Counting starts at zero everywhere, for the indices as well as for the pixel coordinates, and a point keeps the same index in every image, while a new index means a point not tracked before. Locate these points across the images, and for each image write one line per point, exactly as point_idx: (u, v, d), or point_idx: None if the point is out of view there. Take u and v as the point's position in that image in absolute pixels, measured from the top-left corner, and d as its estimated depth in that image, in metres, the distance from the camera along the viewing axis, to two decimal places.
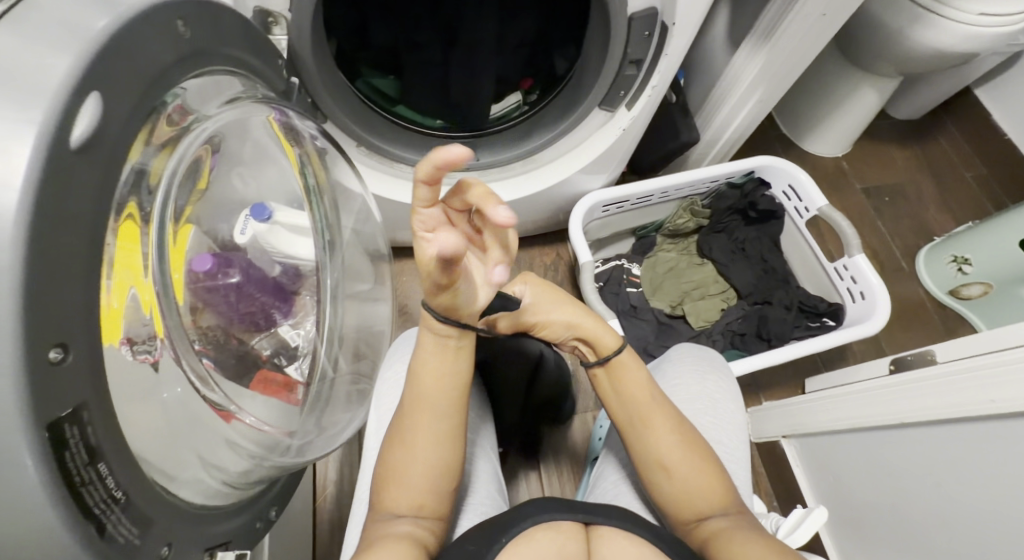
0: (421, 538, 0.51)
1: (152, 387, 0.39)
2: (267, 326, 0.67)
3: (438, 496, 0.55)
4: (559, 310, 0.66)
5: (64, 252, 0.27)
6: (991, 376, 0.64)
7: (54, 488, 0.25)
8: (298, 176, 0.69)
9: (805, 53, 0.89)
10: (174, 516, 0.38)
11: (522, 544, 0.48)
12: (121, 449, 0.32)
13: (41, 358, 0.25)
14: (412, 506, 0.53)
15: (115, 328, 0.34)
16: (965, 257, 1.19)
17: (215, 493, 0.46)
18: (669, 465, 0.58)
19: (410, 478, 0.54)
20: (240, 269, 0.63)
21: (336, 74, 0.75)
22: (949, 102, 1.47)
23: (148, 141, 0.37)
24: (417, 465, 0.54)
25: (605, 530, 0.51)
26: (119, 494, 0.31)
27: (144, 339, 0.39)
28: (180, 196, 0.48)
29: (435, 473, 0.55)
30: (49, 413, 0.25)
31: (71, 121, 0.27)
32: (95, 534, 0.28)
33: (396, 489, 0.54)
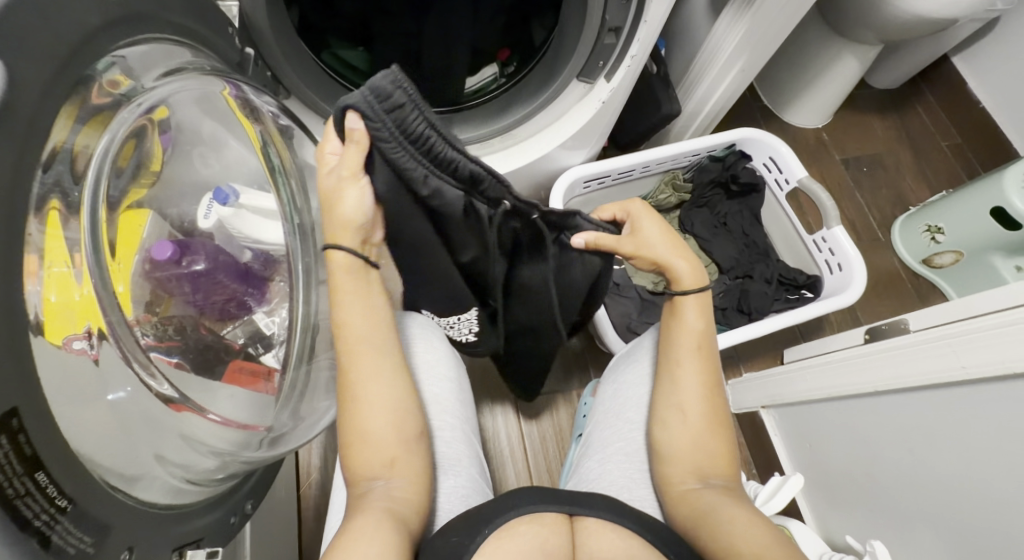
0: (402, 508, 0.49)
1: (97, 385, 0.36)
2: (239, 314, 0.64)
3: (405, 455, 0.53)
4: (652, 227, 0.62)
5: None
6: (958, 342, 0.65)
7: None
8: (259, 157, 0.65)
9: (789, 15, 0.85)
10: (135, 517, 0.36)
11: (506, 537, 0.47)
12: (64, 454, 0.30)
13: None
14: (384, 462, 0.52)
15: (54, 325, 0.32)
16: (938, 227, 1.19)
17: (180, 490, 0.44)
18: (689, 415, 0.58)
19: (376, 436, 0.52)
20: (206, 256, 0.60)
21: (297, 45, 0.71)
22: (927, 71, 1.46)
23: (76, 117, 0.34)
24: (374, 409, 0.53)
25: (590, 522, 0.50)
26: (64, 503, 0.29)
27: (80, 341, 0.36)
28: (117, 178, 0.44)
29: (395, 427, 0.54)
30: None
31: None
32: (39, 549, 0.26)
33: (359, 451, 0.52)
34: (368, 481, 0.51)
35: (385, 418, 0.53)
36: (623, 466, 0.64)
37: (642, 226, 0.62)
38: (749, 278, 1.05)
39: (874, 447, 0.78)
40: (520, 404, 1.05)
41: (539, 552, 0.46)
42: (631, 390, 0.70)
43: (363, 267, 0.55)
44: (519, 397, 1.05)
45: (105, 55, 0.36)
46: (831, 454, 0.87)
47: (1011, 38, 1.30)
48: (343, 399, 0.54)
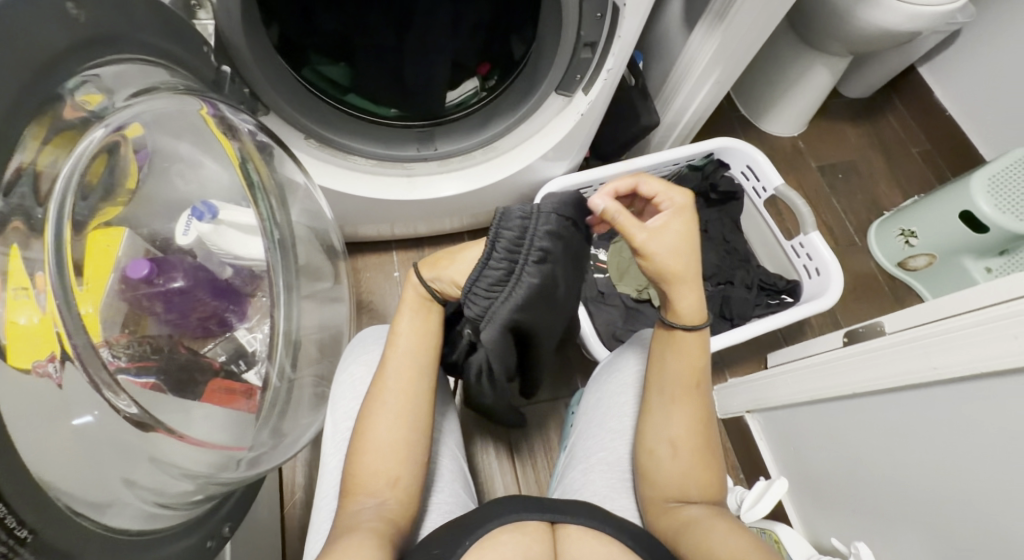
0: (389, 524, 0.49)
1: (61, 411, 0.36)
2: (221, 330, 0.64)
3: (406, 475, 0.53)
4: (677, 236, 0.59)
5: None
6: (933, 343, 0.66)
7: None
8: (237, 173, 0.65)
9: (760, 28, 0.88)
10: (104, 546, 0.35)
11: (487, 545, 0.47)
12: (25, 483, 0.29)
13: None
14: (387, 481, 0.52)
15: (12, 351, 0.31)
16: (912, 231, 1.22)
17: (151, 516, 0.43)
18: (681, 446, 0.59)
19: (372, 465, 0.53)
20: (184, 273, 0.60)
21: (277, 62, 0.71)
22: (896, 81, 1.50)
23: (43, 136, 0.34)
24: (388, 420, 0.54)
25: (573, 529, 0.50)
26: (24, 533, 0.28)
27: (45, 367, 0.35)
28: (86, 196, 0.44)
29: (403, 453, 0.54)
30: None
31: None
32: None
33: (361, 471, 0.53)
34: (353, 503, 0.51)
35: (383, 449, 0.53)
36: (607, 475, 0.64)
37: (670, 223, 0.59)
38: (731, 284, 1.07)
39: (856, 449, 0.79)
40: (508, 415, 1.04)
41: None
42: (612, 417, 0.69)
43: (424, 302, 0.60)
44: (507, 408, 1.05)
45: (75, 75, 0.36)
46: (816, 458, 0.87)
47: (974, 49, 1.35)
48: (362, 417, 0.55)
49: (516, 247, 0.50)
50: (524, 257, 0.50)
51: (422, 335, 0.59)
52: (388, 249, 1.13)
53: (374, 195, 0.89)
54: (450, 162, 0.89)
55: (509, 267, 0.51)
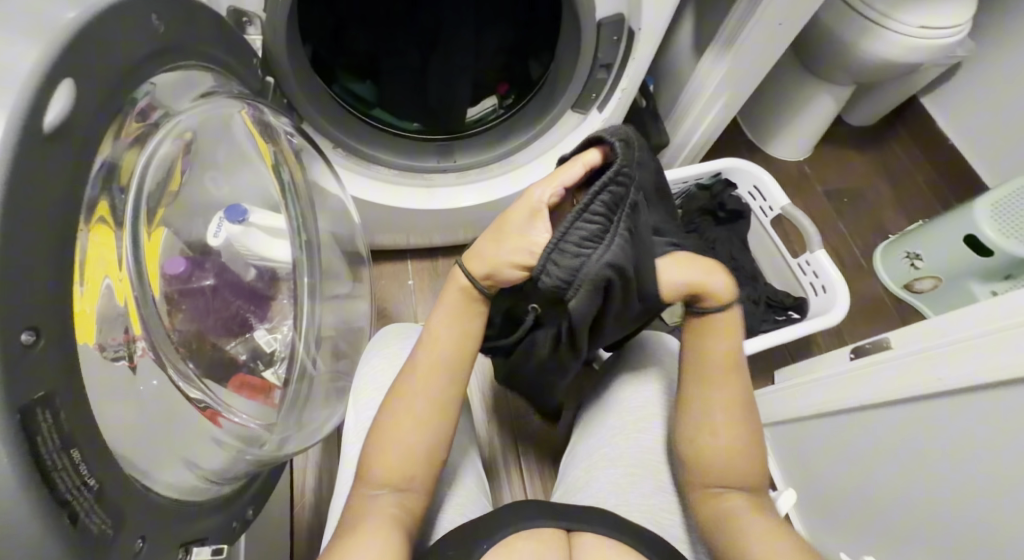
0: (403, 513, 0.52)
1: (122, 382, 0.39)
2: (241, 330, 0.66)
3: (423, 470, 0.54)
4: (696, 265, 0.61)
5: (36, 241, 0.27)
6: (938, 355, 0.68)
7: (24, 469, 0.25)
8: (272, 175, 0.70)
9: (767, 57, 0.93)
10: (152, 508, 0.37)
11: (505, 550, 0.49)
12: (93, 435, 0.32)
13: (13, 341, 0.25)
14: (400, 477, 0.53)
15: (89, 327, 0.35)
16: (917, 253, 1.24)
17: (192, 487, 0.45)
18: (719, 428, 0.60)
19: (388, 461, 0.53)
20: (212, 272, 0.63)
21: (311, 77, 0.75)
22: (900, 111, 1.54)
23: (117, 137, 0.38)
24: (409, 420, 0.55)
25: (588, 539, 0.52)
26: (90, 479, 0.30)
27: (114, 346, 0.38)
28: (153, 194, 0.48)
29: (421, 448, 0.55)
30: (20, 397, 0.25)
31: (43, 106, 0.27)
32: (67, 522, 0.28)
33: (376, 459, 0.53)
34: (370, 490, 0.52)
35: (403, 446, 0.54)
36: (612, 471, 0.65)
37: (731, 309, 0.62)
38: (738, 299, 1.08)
39: (864, 462, 0.79)
40: (516, 423, 1.05)
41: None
42: (613, 415, 0.72)
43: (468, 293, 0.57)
44: (515, 416, 1.06)
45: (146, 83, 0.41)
46: (824, 473, 0.87)
47: (976, 82, 1.40)
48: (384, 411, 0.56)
49: (615, 202, 0.50)
50: (621, 212, 0.51)
51: (467, 332, 0.58)
52: (404, 259, 1.16)
53: (410, 206, 0.92)
54: (468, 175, 0.93)
55: (606, 221, 0.50)
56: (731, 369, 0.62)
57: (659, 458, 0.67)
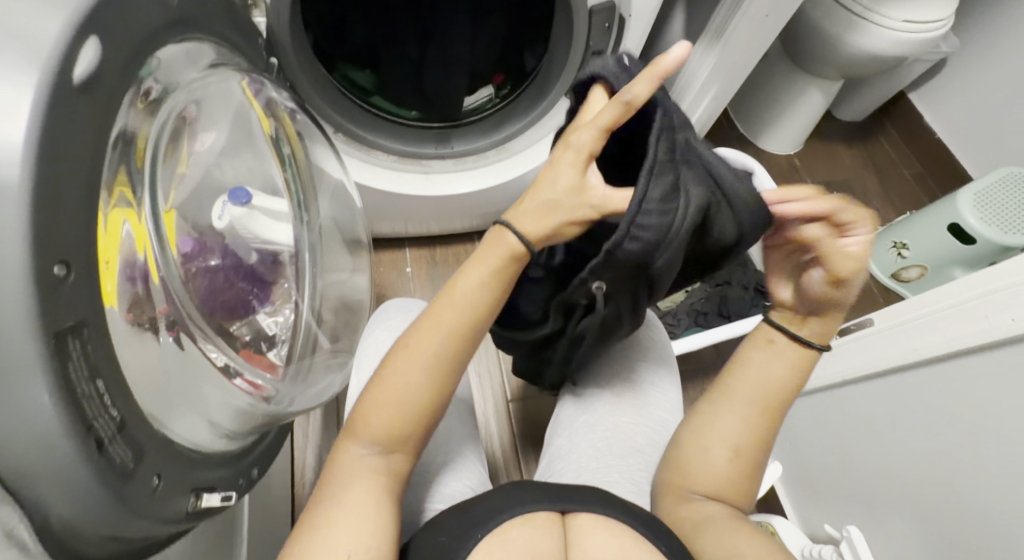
0: (389, 478, 0.50)
1: (143, 335, 0.41)
2: (246, 313, 0.65)
3: (415, 433, 0.52)
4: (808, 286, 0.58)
5: (68, 183, 0.29)
6: (911, 326, 0.70)
7: (57, 391, 0.28)
8: (271, 147, 0.72)
9: (755, 48, 0.96)
10: (168, 453, 0.40)
11: (494, 541, 0.49)
12: (115, 373, 0.34)
13: (47, 274, 0.28)
14: (391, 437, 0.51)
15: (111, 281, 0.37)
16: (903, 243, 1.27)
17: (202, 440, 0.47)
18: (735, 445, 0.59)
19: (381, 420, 0.51)
20: (217, 254, 0.63)
21: (314, 64, 0.78)
22: (888, 107, 1.58)
23: (132, 105, 0.40)
24: (414, 381, 0.51)
25: (584, 520, 0.53)
26: (114, 412, 0.33)
27: (141, 315, 0.41)
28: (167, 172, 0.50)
29: (421, 409, 0.52)
30: (52, 321, 0.28)
31: (72, 60, 0.30)
32: (93, 445, 0.30)
33: (372, 415, 0.51)
34: (358, 449, 0.51)
35: (400, 406, 0.51)
36: (591, 438, 0.69)
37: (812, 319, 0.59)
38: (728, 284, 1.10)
39: (848, 437, 0.81)
40: (512, 406, 1.07)
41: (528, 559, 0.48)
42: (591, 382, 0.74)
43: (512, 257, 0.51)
44: (511, 400, 1.08)
45: (151, 59, 0.42)
46: (810, 451, 0.90)
47: (962, 78, 1.43)
48: (390, 365, 0.52)
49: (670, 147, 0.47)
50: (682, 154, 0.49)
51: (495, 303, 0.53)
52: (402, 247, 1.19)
53: (409, 191, 0.95)
54: (465, 163, 0.95)
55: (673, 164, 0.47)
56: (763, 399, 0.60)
57: (633, 421, 0.70)
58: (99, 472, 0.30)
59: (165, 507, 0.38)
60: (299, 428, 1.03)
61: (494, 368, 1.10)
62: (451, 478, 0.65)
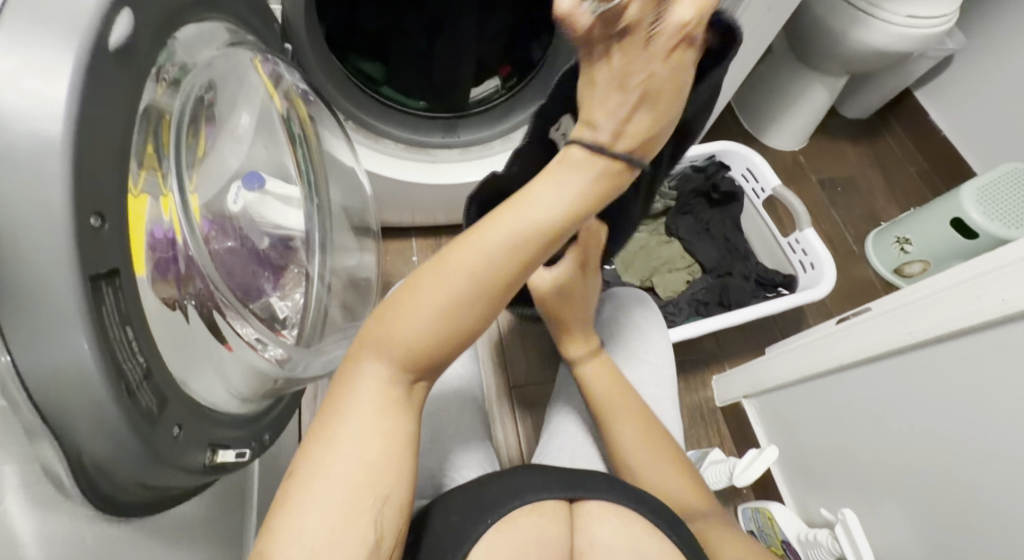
0: (399, 416, 0.40)
1: (168, 301, 0.43)
2: (259, 294, 0.66)
3: (441, 359, 0.41)
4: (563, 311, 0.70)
5: (104, 141, 0.32)
6: (905, 309, 0.71)
7: (93, 334, 0.30)
8: (282, 124, 0.74)
9: (758, 39, 0.97)
10: (188, 405, 0.42)
11: (507, 525, 0.49)
12: (142, 324, 0.36)
13: (85, 223, 0.30)
14: (415, 366, 0.40)
15: (137, 243, 0.39)
16: (906, 238, 1.28)
17: (218, 400, 0.49)
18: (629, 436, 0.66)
19: (406, 347, 0.38)
20: (234, 237, 0.64)
21: (327, 54, 0.82)
22: (893, 105, 1.59)
23: (156, 80, 0.42)
24: (455, 306, 0.38)
25: (592, 507, 0.53)
26: (142, 359, 0.35)
27: (170, 293, 0.44)
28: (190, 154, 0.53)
29: (453, 338, 0.39)
30: (90, 268, 0.30)
31: (109, 28, 0.32)
32: (124, 388, 0.32)
33: (394, 335, 0.38)
34: (378, 377, 0.39)
35: (431, 334, 0.38)
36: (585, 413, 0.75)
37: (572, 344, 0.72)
38: (729, 275, 1.12)
39: (845, 423, 0.83)
40: (514, 393, 1.09)
41: (535, 546, 0.49)
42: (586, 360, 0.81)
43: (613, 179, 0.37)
44: (513, 386, 1.10)
45: (169, 42, 0.43)
46: (808, 438, 0.91)
47: (968, 77, 1.44)
48: (434, 272, 0.38)
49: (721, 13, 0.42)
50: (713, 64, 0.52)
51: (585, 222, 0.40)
52: (408, 236, 1.21)
53: (419, 177, 0.95)
54: (472, 152, 0.96)
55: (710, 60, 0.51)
56: (611, 393, 0.69)
57: None
58: (132, 415, 0.33)
59: (187, 456, 0.41)
60: (305, 411, 1.05)
61: (497, 356, 1.12)
62: (454, 451, 0.67)
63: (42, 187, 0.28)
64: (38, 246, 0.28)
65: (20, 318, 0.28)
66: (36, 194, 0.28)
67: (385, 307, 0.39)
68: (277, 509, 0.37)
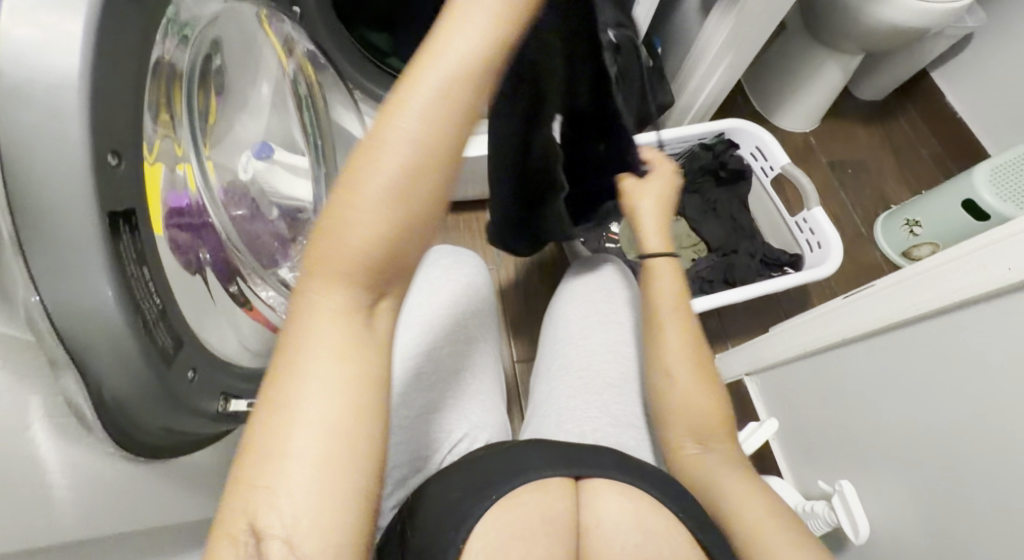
0: (371, 342, 0.33)
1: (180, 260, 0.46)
2: (272, 264, 0.68)
3: (407, 262, 0.34)
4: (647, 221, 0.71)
5: (119, 83, 0.33)
6: (905, 282, 0.71)
7: (109, 268, 0.31)
8: (290, 85, 0.75)
9: (770, 16, 0.96)
10: (202, 351, 0.44)
11: (510, 503, 0.45)
12: (157, 267, 0.38)
13: (103, 160, 0.31)
14: (373, 278, 0.33)
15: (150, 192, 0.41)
16: (916, 220, 1.27)
17: (228, 352, 0.51)
18: (677, 375, 0.64)
19: (356, 257, 0.31)
20: (246, 205, 0.66)
21: (331, 17, 0.82)
22: (908, 86, 1.56)
23: (168, 33, 0.43)
24: (400, 188, 0.31)
25: (597, 483, 0.49)
26: (157, 299, 0.37)
27: (185, 257, 0.48)
28: (201, 117, 0.55)
29: (410, 231, 0.33)
30: (106, 204, 0.31)
31: None
32: (141, 323, 0.34)
33: (340, 249, 0.31)
34: (336, 302, 0.32)
35: (384, 231, 0.32)
36: (566, 378, 0.68)
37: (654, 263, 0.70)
38: (733, 253, 1.13)
39: (846, 397, 0.83)
40: (518, 367, 1.10)
41: (542, 524, 0.45)
42: (562, 331, 0.74)
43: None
44: (518, 361, 1.11)
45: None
46: (809, 413, 0.92)
47: (985, 58, 1.41)
48: (361, 164, 0.31)
49: None
50: None
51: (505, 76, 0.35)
52: None
53: None
54: None
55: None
56: (669, 327, 0.66)
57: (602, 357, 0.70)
58: (147, 352, 0.34)
59: (201, 398, 0.42)
60: None
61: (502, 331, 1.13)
62: None
63: (59, 123, 0.29)
64: (61, 186, 0.29)
65: (40, 249, 0.29)
66: (55, 127, 0.29)
67: (320, 225, 0.32)
68: (238, 479, 0.30)
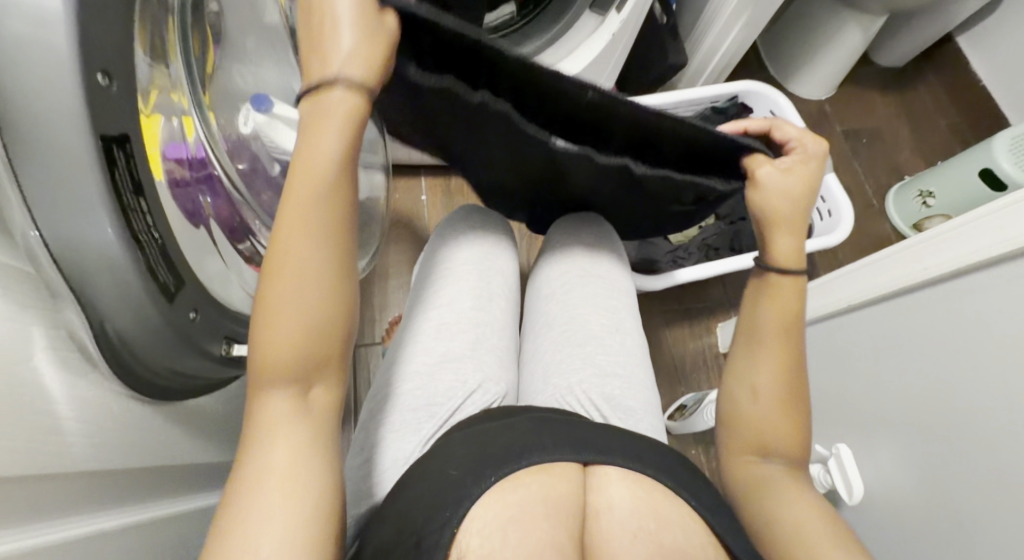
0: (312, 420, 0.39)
1: (186, 210, 0.48)
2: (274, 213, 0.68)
3: (330, 345, 0.41)
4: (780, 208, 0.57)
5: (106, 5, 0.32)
6: (921, 247, 0.70)
7: (100, 190, 0.31)
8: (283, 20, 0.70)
9: None
10: (203, 290, 0.44)
11: (512, 486, 0.42)
12: (155, 200, 0.38)
13: (92, 82, 0.31)
14: (299, 364, 0.39)
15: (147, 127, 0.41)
16: (929, 191, 1.24)
17: (229, 296, 0.51)
18: (761, 392, 0.55)
19: (281, 354, 0.38)
20: (246, 160, 0.65)
21: None
22: (929, 52, 1.51)
23: None
24: (298, 293, 0.39)
25: (610, 471, 0.45)
26: (155, 233, 0.37)
27: (192, 210, 0.49)
28: (199, 61, 0.54)
29: (319, 323, 0.40)
30: (97, 126, 0.31)
31: None
32: (138, 252, 0.34)
33: (270, 353, 0.38)
34: (279, 401, 0.38)
35: (298, 326, 0.39)
36: (548, 334, 0.66)
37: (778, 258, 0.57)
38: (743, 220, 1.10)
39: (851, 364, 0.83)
40: None
41: (544, 507, 0.41)
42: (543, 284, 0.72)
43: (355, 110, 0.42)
44: None
45: None
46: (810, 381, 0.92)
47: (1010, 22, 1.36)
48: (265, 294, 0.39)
49: None
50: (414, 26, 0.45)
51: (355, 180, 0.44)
52: (419, 174, 1.20)
53: None
54: None
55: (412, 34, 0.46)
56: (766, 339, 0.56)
57: (586, 310, 0.66)
58: (145, 281, 0.34)
59: (205, 336, 0.43)
60: None
61: None
62: None
63: (45, 39, 0.29)
64: (49, 108, 0.29)
65: (32, 168, 0.29)
66: (43, 43, 0.29)
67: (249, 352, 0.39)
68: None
